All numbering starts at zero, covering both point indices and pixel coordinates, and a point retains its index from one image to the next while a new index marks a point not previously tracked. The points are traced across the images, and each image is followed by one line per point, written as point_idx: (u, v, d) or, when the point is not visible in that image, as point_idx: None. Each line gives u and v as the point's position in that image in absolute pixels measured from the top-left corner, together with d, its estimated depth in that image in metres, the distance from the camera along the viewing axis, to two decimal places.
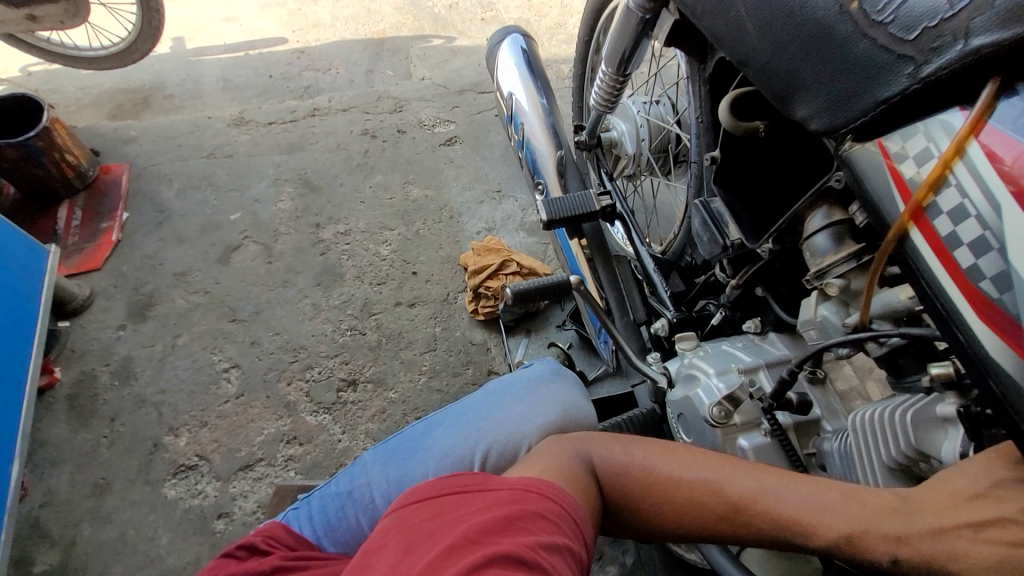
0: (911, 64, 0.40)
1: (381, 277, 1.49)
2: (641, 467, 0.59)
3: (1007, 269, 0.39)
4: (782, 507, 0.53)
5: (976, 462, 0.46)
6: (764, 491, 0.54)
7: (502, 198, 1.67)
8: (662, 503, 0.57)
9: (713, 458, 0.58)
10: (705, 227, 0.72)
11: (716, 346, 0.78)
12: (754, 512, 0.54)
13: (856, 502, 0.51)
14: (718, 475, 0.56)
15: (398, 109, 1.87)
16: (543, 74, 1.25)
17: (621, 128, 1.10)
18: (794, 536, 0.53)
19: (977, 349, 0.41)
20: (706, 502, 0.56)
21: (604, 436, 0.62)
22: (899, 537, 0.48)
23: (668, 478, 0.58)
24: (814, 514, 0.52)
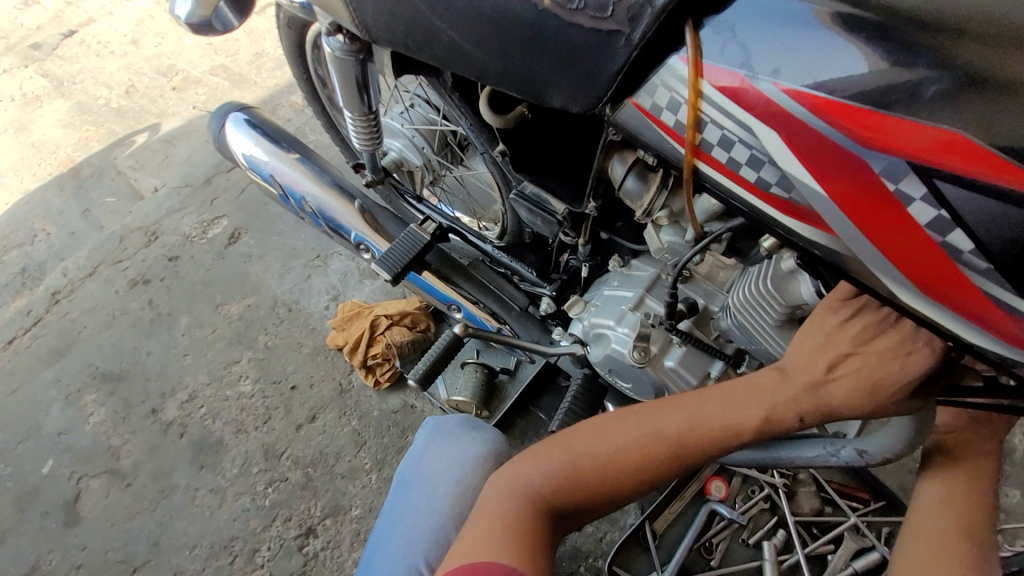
0: (621, 35, 0.44)
1: (262, 415, 1.33)
2: (588, 458, 0.63)
3: (783, 173, 0.43)
4: (706, 425, 0.61)
5: (820, 307, 0.58)
6: (688, 422, 0.61)
7: (326, 259, 1.55)
8: (619, 481, 0.62)
9: (640, 417, 0.63)
10: (534, 213, 0.76)
11: (601, 295, 0.84)
12: (681, 445, 0.61)
13: (752, 388, 0.60)
14: (646, 430, 0.62)
15: (154, 238, 1.60)
16: (287, 134, 1.09)
17: (396, 146, 1.07)
18: (718, 446, 0.61)
19: (798, 239, 0.46)
20: (645, 459, 0.61)
21: (546, 446, 0.65)
22: (790, 398, 0.58)
23: (613, 456, 0.62)
24: (725, 417, 0.60)
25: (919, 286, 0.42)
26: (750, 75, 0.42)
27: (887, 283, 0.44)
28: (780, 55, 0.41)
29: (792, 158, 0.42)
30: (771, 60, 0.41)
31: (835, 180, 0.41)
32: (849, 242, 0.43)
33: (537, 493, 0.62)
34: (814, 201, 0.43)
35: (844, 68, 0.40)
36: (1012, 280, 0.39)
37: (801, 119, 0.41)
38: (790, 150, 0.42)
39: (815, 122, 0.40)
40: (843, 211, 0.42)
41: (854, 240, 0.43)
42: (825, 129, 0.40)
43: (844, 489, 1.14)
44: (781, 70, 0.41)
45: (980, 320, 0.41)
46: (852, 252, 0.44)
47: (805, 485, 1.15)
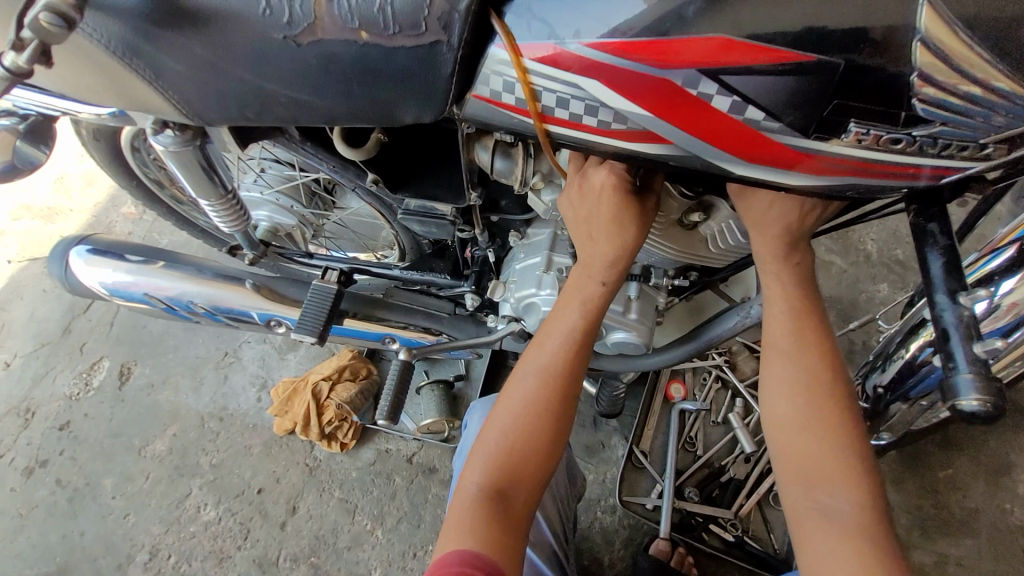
0: (442, 43, 0.49)
1: (240, 532, 1.25)
2: (512, 409, 0.65)
3: (613, 110, 0.52)
4: (571, 321, 0.67)
5: (563, 195, 0.67)
6: (558, 331, 0.67)
7: (236, 353, 1.47)
8: (544, 408, 0.65)
9: (530, 354, 0.68)
10: (426, 223, 0.81)
11: (514, 271, 0.91)
12: (555, 370, 0.66)
13: (581, 275, 0.67)
14: (537, 358, 0.67)
15: (31, 414, 1.41)
16: (145, 247, 1.02)
17: (264, 215, 1.05)
18: (580, 352, 0.67)
19: (646, 156, 0.55)
20: (539, 398, 0.65)
21: (484, 426, 0.67)
22: (607, 250, 0.65)
23: (530, 394, 0.65)
24: (570, 328, 0.67)
25: (739, 156, 0.53)
26: (558, 43, 0.49)
27: (718, 163, 0.54)
28: (575, 20, 0.48)
29: (615, 96, 0.50)
30: (569, 26, 0.48)
31: (653, 100, 0.50)
32: (681, 143, 0.53)
33: (477, 494, 0.62)
34: (644, 124, 0.52)
35: (609, 14, 0.48)
36: (798, 128, 0.50)
37: (609, 63, 0.49)
38: (611, 91, 0.50)
39: (620, 62, 0.48)
40: (670, 122, 0.51)
41: (684, 140, 0.52)
42: (631, 64, 0.48)
43: None
44: (580, 32, 0.48)
45: (790, 164, 0.53)
46: (687, 150, 0.53)
47: (741, 353, 1.30)
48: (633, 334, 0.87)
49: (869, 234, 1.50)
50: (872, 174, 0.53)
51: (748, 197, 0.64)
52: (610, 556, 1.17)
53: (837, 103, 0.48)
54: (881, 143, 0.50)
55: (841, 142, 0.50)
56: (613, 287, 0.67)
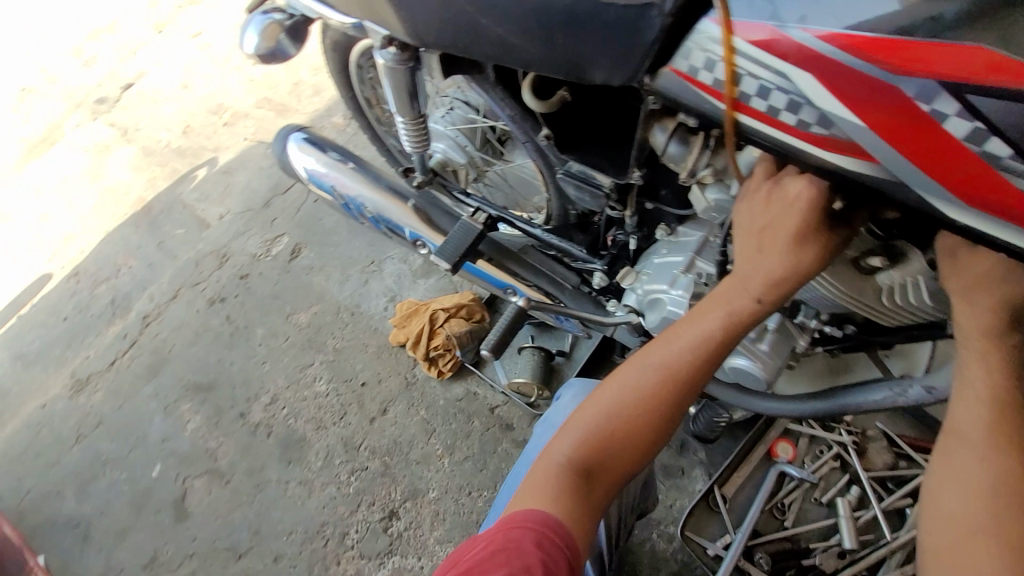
0: (654, 8, 0.50)
1: (338, 411, 1.43)
2: (617, 397, 0.65)
3: (819, 110, 0.49)
4: (708, 330, 0.65)
5: (743, 201, 0.63)
6: (690, 335, 0.65)
7: (381, 264, 1.65)
8: (651, 405, 0.64)
9: (652, 348, 0.67)
10: (581, 190, 0.82)
11: (651, 264, 0.89)
12: (676, 373, 0.65)
13: (736, 287, 0.64)
14: (658, 355, 0.66)
15: (225, 259, 1.74)
16: (344, 148, 1.19)
17: (440, 147, 1.14)
18: (707, 364, 0.65)
19: (838, 170, 0.52)
20: (652, 394, 0.65)
21: (583, 403, 0.68)
22: (778, 270, 0.61)
23: (641, 387, 0.65)
24: (704, 336, 0.65)
25: (954, 193, 0.48)
26: (779, 26, 0.47)
27: (925, 195, 0.49)
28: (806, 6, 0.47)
29: (827, 94, 0.48)
30: (798, 10, 0.47)
31: (869, 111, 0.47)
32: (886, 164, 0.49)
33: (564, 464, 0.62)
34: (850, 132, 0.49)
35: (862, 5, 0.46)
36: None
37: (832, 59, 0.46)
38: (825, 88, 0.48)
39: (844, 59, 0.46)
40: (881, 140, 0.48)
41: (890, 161, 0.49)
42: (861, 66, 0.46)
43: (914, 443, 1.16)
44: (808, 18, 0.47)
45: (1012, 217, 0.48)
46: (889, 173, 0.50)
47: (876, 441, 1.16)
48: (757, 367, 0.80)
49: None
50: None
51: (962, 258, 0.56)
52: None
53: None
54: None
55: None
56: (767, 309, 0.63)
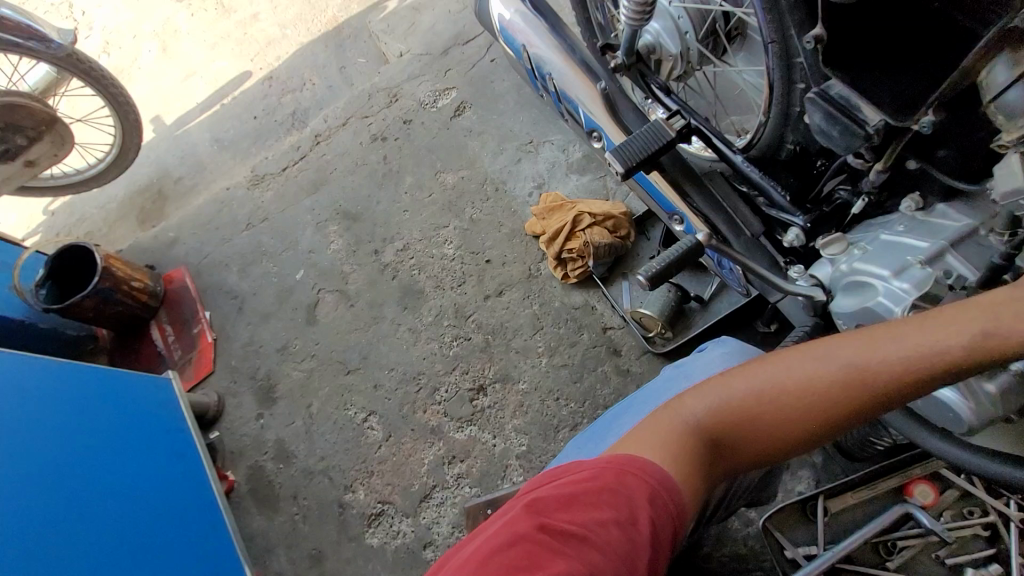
0: None
1: (459, 278, 1.46)
2: (783, 380, 0.52)
3: None
4: (941, 347, 0.50)
5: None
6: (915, 346, 0.50)
7: (538, 147, 1.56)
8: (824, 404, 0.51)
9: (853, 340, 0.52)
10: (831, 121, 0.61)
11: (874, 238, 0.70)
12: (875, 378, 0.51)
13: (1004, 312, 0.50)
14: (860, 353, 0.51)
15: (394, 99, 1.76)
16: (549, 7, 1.05)
17: (655, 28, 0.97)
18: (922, 381, 0.50)
19: None
20: (832, 391, 0.51)
21: (732, 371, 0.55)
22: None
23: (820, 380, 0.52)
24: (932, 347, 0.50)
25: None
26: None
27: None
28: None
29: None
30: None
31: None
32: None
33: (692, 425, 0.53)
34: None
35: None
36: None
37: None
38: None
39: None
40: None
41: None
42: None
43: None
44: None
45: None
46: None
47: None
48: (965, 407, 0.64)
49: None
50: None
51: None
52: (712, 550, 1.08)
53: None
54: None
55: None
56: None
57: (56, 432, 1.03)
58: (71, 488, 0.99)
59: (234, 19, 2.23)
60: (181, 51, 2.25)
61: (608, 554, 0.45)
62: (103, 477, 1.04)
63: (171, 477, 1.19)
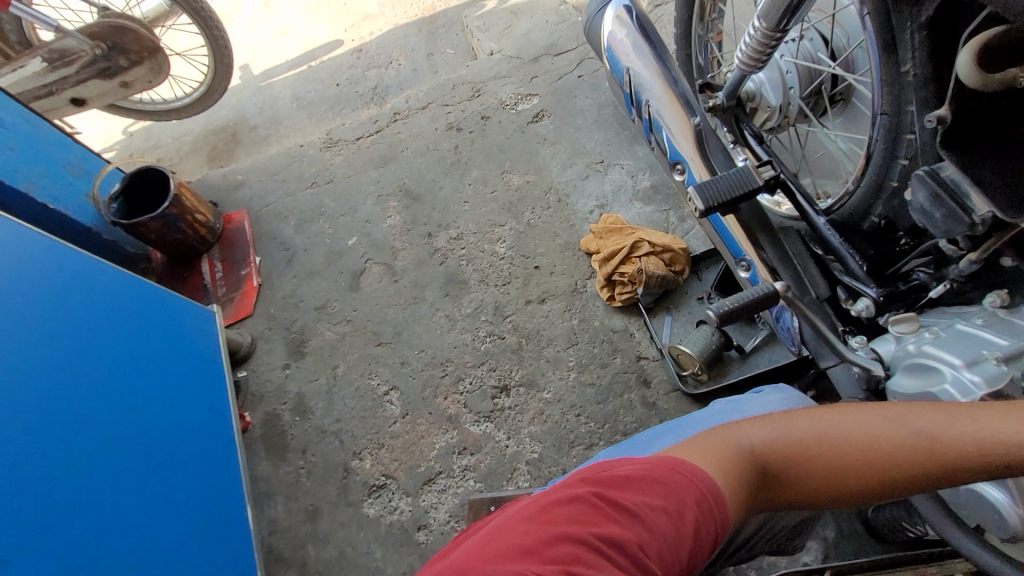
0: None
1: (505, 277, 1.49)
2: (843, 432, 0.54)
3: None
4: (1009, 440, 0.51)
5: None
6: (981, 432, 0.52)
7: (607, 168, 1.58)
8: (878, 463, 0.53)
9: (919, 413, 0.54)
10: (936, 203, 0.63)
11: (950, 326, 0.70)
12: (936, 451, 0.52)
13: None
14: (923, 425, 0.53)
15: (477, 94, 1.80)
16: (657, 35, 1.08)
17: (760, 77, 0.98)
18: (983, 469, 0.52)
19: None
20: (889, 453, 0.53)
21: (793, 412, 0.57)
22: None
23: (878, 440, 0.53)
24: (999, 439, 0.51)
25: None
26: None
27: None
28: None
29: None
30: None
31: None
32: None
33: (748, 450, 0.55)
34: None
35: None
36: None
37: None
38: None
39: None
40: None
41: None
42: None
43: None
44: None
45: None
46: None
47: None
48: (1013, 512, 0.62)
49: None
50: None
51: None
52: None
53: None
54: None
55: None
56: None
57: (106, 347, 1.06)
58: (105, 390, 1.01)
59: None
60: (282, 9, 2.35)
61: (656, 534, 0.45)
62: (134, 386, 1.07)
63: (202, 408, 1.22)
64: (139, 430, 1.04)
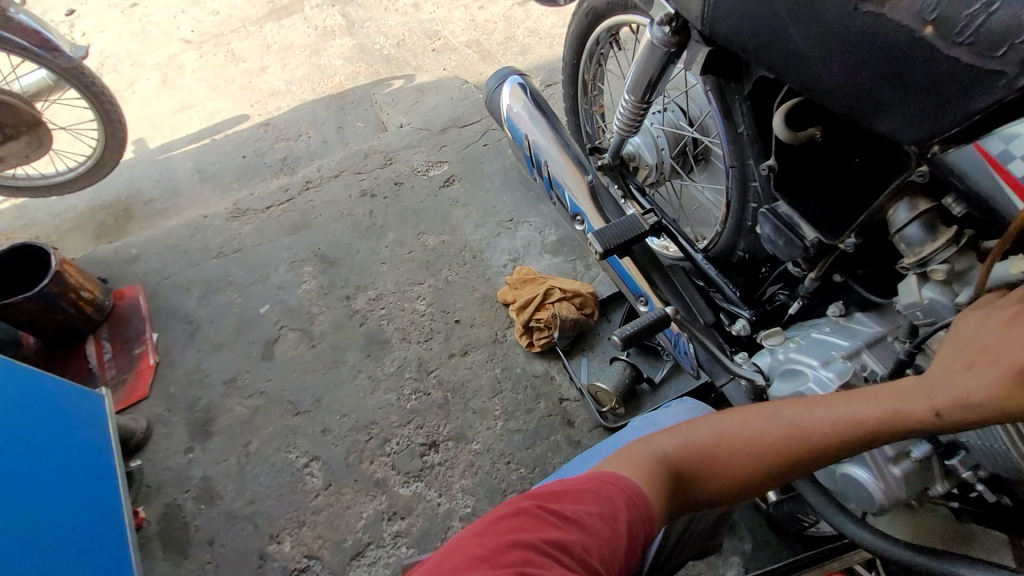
0: (1004, 76, 0.50)
1: (426, 334, 1.50)
2: (734, 430, 0.63)
3: None
4: (863, 417, 0.60)
5: (972, 315, 0.58)
6: (841, 413, 0.61)
7: (517, 225, 1.70)
8: (765, 452, 0.61)
9: (792, 405, 0.63)
10: (778, 233, 0.77)
11: (806, 335, 0.83)
12: (805, 436, 0.61)
13: (912, 391, 0.59)
14: (797, 414, 0.62)
15: (389, 162, 1.89)
16: (550, 108, 1.23)
17: (637, 141, 1.15)
18: (845, 447, 0.60)
19: None
20: (771, 442, 0.62)
21: (695, 419, 0.65)
22: (983, 391, 0.55)
23: (762, 434, 0.62)
24: (851, 419, 0.60)
25: None
26: None
27: None
28: None
29: None
30: None
31: None
32: None
33: (660, 457, 0.61)
34: None
35: None
36: None
37: None
38: None
39: None
40: None
41: None
42: None
43: None
44: None
45: None
46: None
47: None
48: (876, 488, 0.73)
49: None
50: None
51: None
52: None
53: None
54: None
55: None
56: (947, 426, 0.57)
57: None
58: None
59: (242, 67, 2.37)
60: (182, 85, 2.34)
61: (595, 536, 0.49)
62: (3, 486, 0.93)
63: (86, 506, 1.07)
64: (9, 547, 0.88)
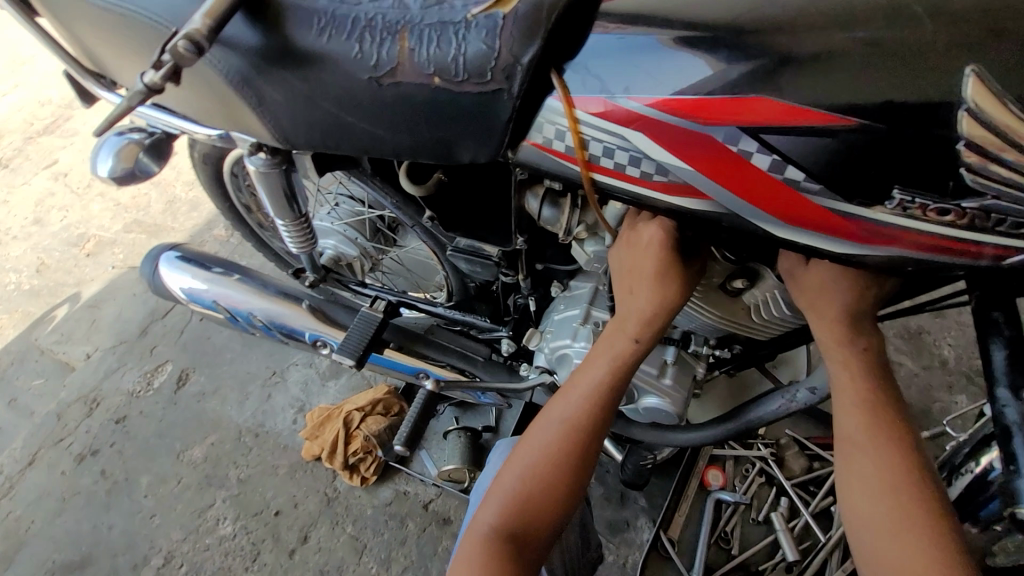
0: (504, 90, 0.55)
1: (249, 553, 1.26)
2: (527, 465, 0.67)
3: (659, 163, 0.56)
4: (596, 382, 0.68)
5: (614, 247, 0.68)
6: (582, 391, 0.68)
7: (284, 374, 1.53)
8: (557, 462, 0.66)
9: (552, 408, 0.69)
10: (472, 262, 0.87)
11: (553, 321, 0.91)
12: (579, 423, 0.67)
13: (613, 337, 0.68)
14: (559, 414, 0.68)
15: (94, 406, 1.51)
16: (226, 261, 1.13)
17: (331, 243, 1.14)
18: (603, 413, 0.68)
19: (688, 211, 0.59)
20: (555, 453, 0.67)
21: (498, 475, 0.68)
22: (646, 307, 0.65)
23: (546, 450, 0.67)
24: (597, 384, 0.68)
25: (783, 218, 0.56)
26: (609, 96, 0.55)
27: (759, 224, 0.57)
28: (626, 78, 0.55)
29: (660, 147, 0.55)
30: (621, 82, 0.55)
31: (692, 154, 0.55)
32: (720, 200, 0.57)
33: (490, 535, 0.64)
34: (685, 175, 0.56)
35: (659, 79, 0.54)
36: (841, 193, 0.53)
37: (655, 115, 0.54)
38: (658, 141, 0.55)
39: (662, 114, 0.54)
40: (714, 179, 0.55)
41: (725, 198, 0.56)
42: (679, 122, 0.54)
43: (822, 442, 1.26)
44: (630, 87, 0.54)
45: (835, 231, 0.55)
46: (725, 207, 0.57)
47: (789, 448, 1.24)
48: (668, 401, 0.85)
49: (945, 342, 1.45)
50: (937, 253, 0.54)
51: (798, 275, 0.64)
52: None
53: (875, 174, 0.51)
54: (927, 212, 0.52)
55: (885, 209, 0.53)
56: (646, 346, 0.67)
57: None
58: None
59: None
60: None
61: None
62: None
63: None
64: None
